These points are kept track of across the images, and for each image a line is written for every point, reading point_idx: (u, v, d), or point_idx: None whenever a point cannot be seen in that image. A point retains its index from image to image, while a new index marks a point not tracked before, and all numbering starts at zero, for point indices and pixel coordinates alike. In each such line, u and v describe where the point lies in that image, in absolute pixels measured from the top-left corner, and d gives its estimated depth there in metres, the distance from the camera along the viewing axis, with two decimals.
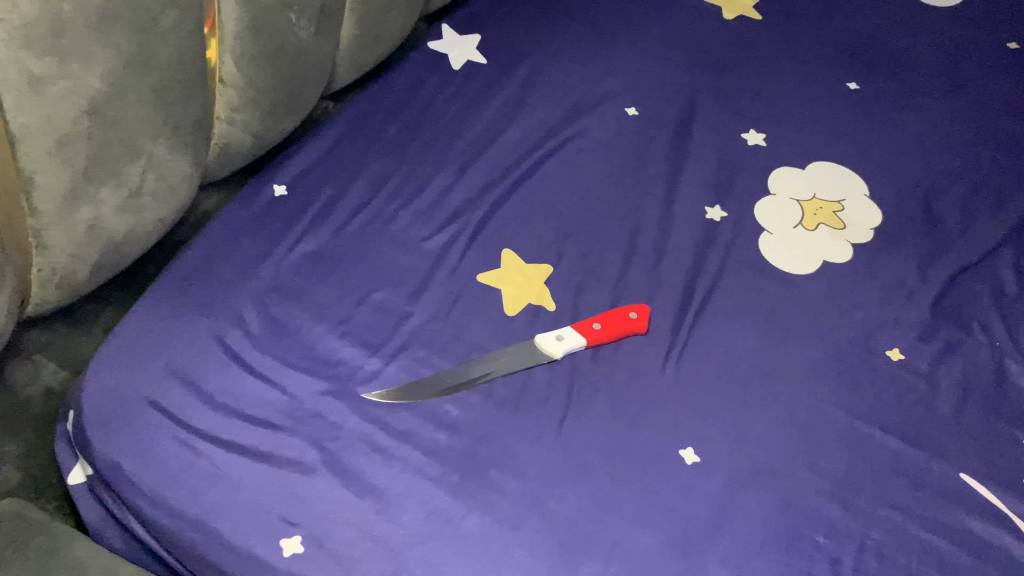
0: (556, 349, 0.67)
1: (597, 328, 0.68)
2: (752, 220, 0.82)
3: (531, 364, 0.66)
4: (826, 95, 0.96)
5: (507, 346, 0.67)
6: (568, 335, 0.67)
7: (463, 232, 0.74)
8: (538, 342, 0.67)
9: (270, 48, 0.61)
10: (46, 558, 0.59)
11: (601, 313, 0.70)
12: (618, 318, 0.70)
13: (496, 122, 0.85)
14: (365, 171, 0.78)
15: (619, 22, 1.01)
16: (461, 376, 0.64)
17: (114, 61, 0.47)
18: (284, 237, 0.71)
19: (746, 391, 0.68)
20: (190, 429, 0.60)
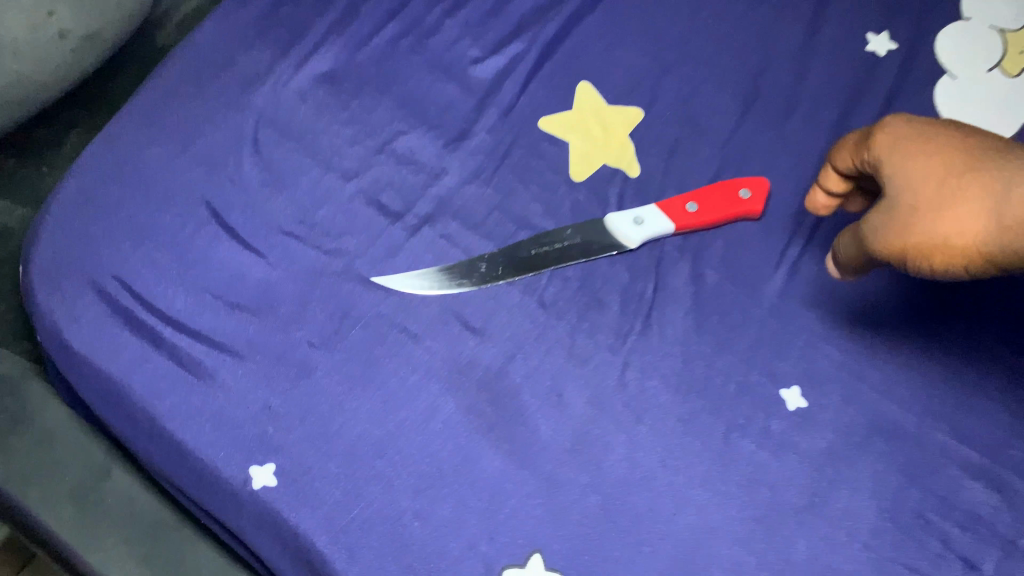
0: (631, 237, 0.50)
1: (691, 211, 0.51)
2: (930, 57, 0.59)
3: (595, 254, 0.50)
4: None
5: (568, 227, 0.51)
6: (650, 218, 0.51)
7: (524, 58, 0.57)
8: (609, 224, 0.51)
9: None
10: (13, 426, 0.52)
11: (699, 188, 0.52)
12: (723, 197, 0.52)
13: None
14: None
15: None
16: (500, 265, 0.49)
17: None
18: (291, 50, 0.55)
19: (881, 312, 0.50)
20: (151, 309, 0.47)
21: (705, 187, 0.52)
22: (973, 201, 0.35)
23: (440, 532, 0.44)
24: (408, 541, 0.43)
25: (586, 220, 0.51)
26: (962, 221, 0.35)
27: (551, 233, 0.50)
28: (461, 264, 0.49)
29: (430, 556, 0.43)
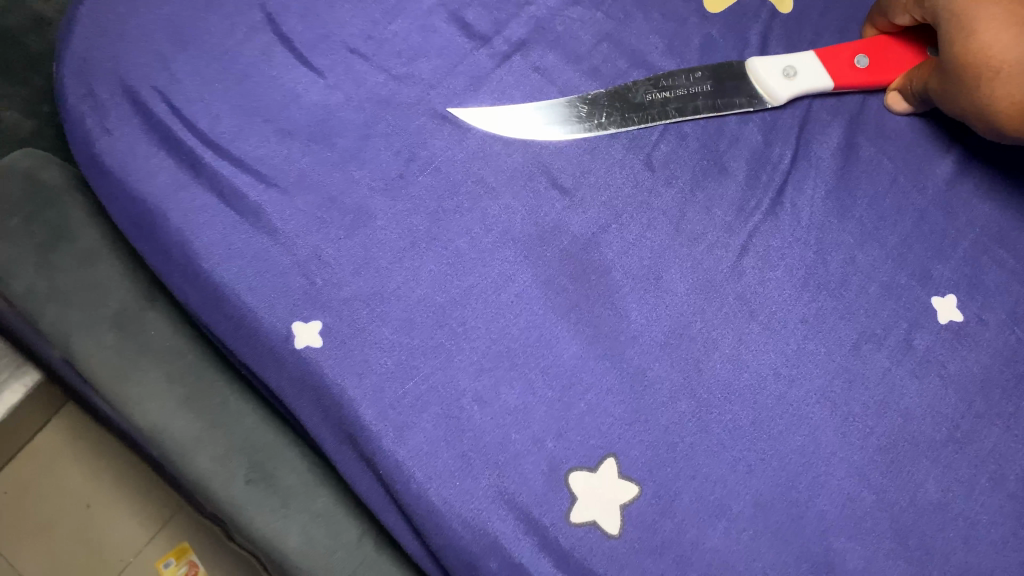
0: (776, 91, 0.43)
1: (861, 67, 0.44)
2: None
3: (723, 108, 0.43)
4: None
5: (696, 72, 0.43)
6: (806, 71, 0.43)
7: None
8: (755, 73, 0.43)
9: None
10: (52, 239, 0.47)
11: (866, 39, 0.45)
12: (899, 55, 0.44)
13: None
14: None
15: None
16: (609, 112, 0.42)
17: None
18: None
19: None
20: (191, 127, 0.40)
21: (877, 40, 0.45)
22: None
23: (503, 421, 0.37)
24: (466, 426, 0.37)
25: (720, 66, 0.44)
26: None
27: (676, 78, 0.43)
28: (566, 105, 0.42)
29: (490, 447, 0.37)
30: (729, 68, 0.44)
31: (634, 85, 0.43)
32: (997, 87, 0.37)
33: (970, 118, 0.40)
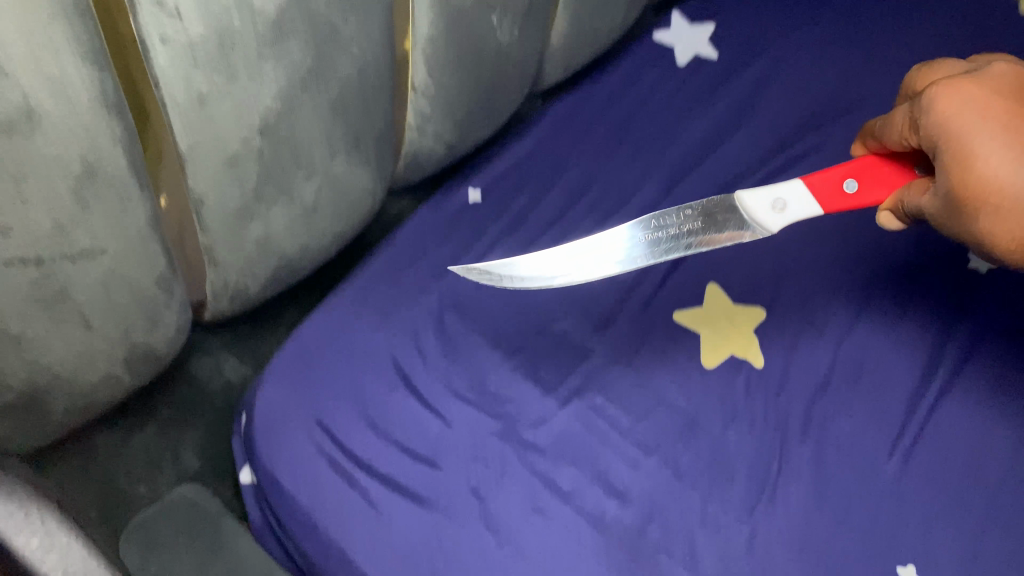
0: (768, 224, 0.50)
1: (851, 191, 0.49)
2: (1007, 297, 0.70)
3: (709, 239, 0.51)
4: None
5: (688, 210, 0.53)
6: (796, 203, 0.50)
7: (663, 260, 0.66)
8: (750, 207, 0.51)
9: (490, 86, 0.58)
10: (212, 551, 0.54)
11: (853, 162, 0.51)
12: (882, 173, 0.50)
13: (719, 128, 0.76)
14: (565, 178, 0.70)
15: (888, 18, 0.86)
16: (608, 258, 0.52)
17: (291, 79, 0.42)
18: (473, 246, 0.66)
19: (959, 497, 0.61)
20: (351, 455, 0.56)
21: (857, 162, 0.50)
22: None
23: None
24: None
25: (710, 204, 0.52)
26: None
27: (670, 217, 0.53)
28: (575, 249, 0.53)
29: None
30: (715, 203, 0.52)
31: (631, 229, 0.52)
32: (994, 210, 0.43)
33: (959, 237, 0.46)
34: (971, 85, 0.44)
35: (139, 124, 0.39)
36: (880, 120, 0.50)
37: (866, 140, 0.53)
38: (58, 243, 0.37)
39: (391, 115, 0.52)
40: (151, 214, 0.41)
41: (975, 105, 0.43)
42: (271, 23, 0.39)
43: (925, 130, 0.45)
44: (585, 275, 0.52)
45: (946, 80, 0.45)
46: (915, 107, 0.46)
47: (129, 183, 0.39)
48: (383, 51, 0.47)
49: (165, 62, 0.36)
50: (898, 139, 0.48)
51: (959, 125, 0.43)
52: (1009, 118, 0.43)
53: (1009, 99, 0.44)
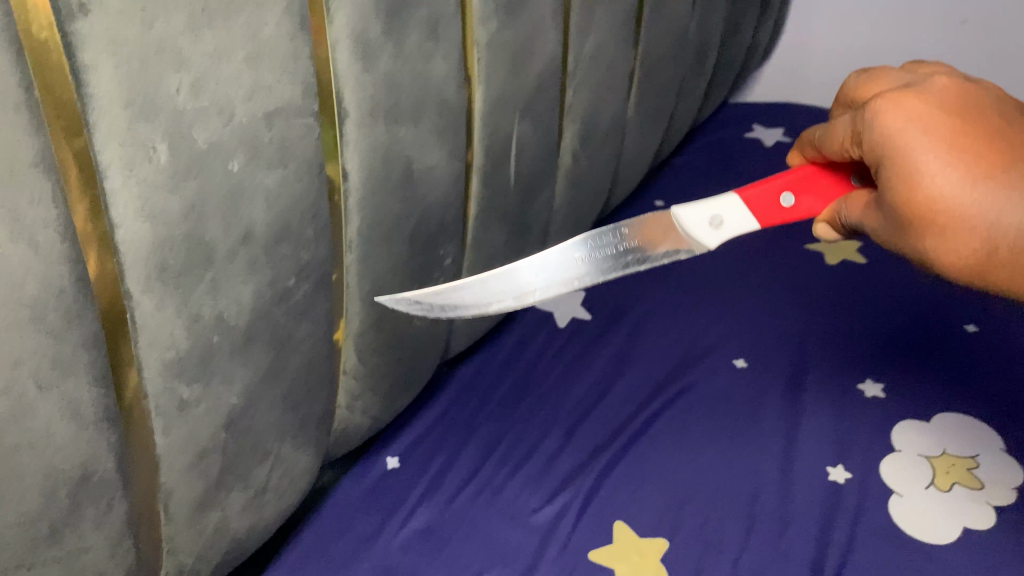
0: (709, 240, 0.62)
1: (785, 204, 0.62)
2: (877, 503, 0.75)
3: (650, 260, 0.62)
4: (939, 349, 0.91)
5: (622, 229, 0.62)
6: (732, 222, 0.62)
7: (573, 504, 0.72)
8: (689, 224, 0.62)
9: (405, 374, 0.66)
10: None
11: (790, 176, 0.62)
12: (816, 179, 0.62)
13: (604, 380, 0.85)
14: (475, 437, 0.78)
15: (725, 271, 1.03)
16: (547, 282, 0.59)
17: (253, 378, 0.49)
18: (395, 514, 0.71)
19: None
20: None
21: (795, 174, 0.62)
22: (967, 231, 0.51)
23: None
24: None
25: (640, 223, 0.62)
26: (967, 246, 0.52)
27: (607, 238, 0.61)
28: (516, 271, 0.59)
29: None
30: (651, 223, 0.63)
31: (579, 255, 0.60)
32: (938, 226, 0.52)
33: (906, 243, 0.55)
34: (915, 104, 0.53)
35: (134, 443, 0.44)
36: (824, 126, 0.59)
37: (803, 150, 0.63)
38: (49, 548, 0.41)
39: (330, 399, 0.59)
40: (128, 511, 0.45)
41: (921, 124, 0.52)
42: (241, 335, 0.47)
43: (876, 143, 0.53)
44: (522, 298, 0.58)
45: (891, 95, 0.54)
46: (862, 120, 0.55)
47: (115, 481, 0.43)
48: (326, 348, 0.55)
49: (160, 358, 0.43)
50: (848, 145, 0.57)
51: (908, 144, 0.52)
52: (951, 137, 0.51)
53: (949, 118, 0.52)
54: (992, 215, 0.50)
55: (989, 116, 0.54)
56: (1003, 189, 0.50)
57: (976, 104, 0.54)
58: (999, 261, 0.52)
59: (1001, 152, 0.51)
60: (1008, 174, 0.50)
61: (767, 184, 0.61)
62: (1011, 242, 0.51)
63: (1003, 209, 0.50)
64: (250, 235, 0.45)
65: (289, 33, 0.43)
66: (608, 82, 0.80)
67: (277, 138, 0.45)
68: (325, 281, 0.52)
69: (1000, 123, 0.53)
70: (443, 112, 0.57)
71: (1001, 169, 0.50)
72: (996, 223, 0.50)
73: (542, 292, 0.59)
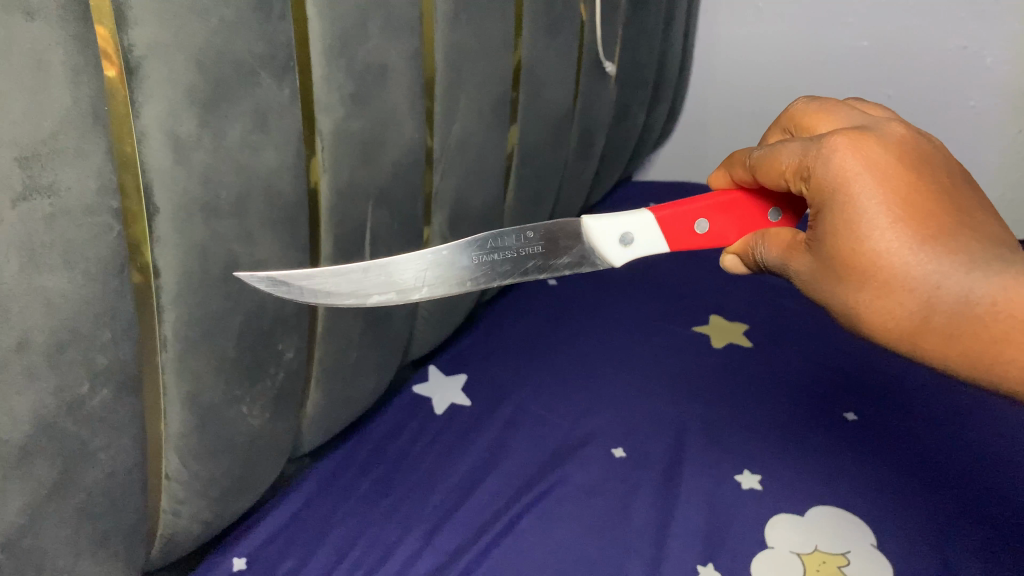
0: (615, 257, 0.66)
1: (698, 230, 0.64)
2: None
3: (551, 269, 0.65)
4: (814, 437, 0.91)
5: (531, 234, 0.64)
6: (641, 242, 0.66)
7: None
8: (598, 238, 0.66)
9: (242, 476, 0.63)
10: None
11: (713, 199, 0.64)
12: (740, 204, 0.63)
13: (475, 473, 0.83)
14: (329, 539, 0.74)
15: (608, 355, 1.02)
16: (435, 280, 0.62)
17: (34, 494, 0.44)
18: None
19: None
20: None
21: (721, 197, 0.63)
22: (906, 292, 0.49)
23: None
24: None
25: (551, 230, 0.65)
26: (903, 308, 0.50)
27: (510, 239, 0.64)
28: (403, 265, 0.61)
29: None
30: (560, 231, 0.65)
31: (474, 256, 0.62)
32: (878, 280, 0.50)
33: (837, 290, 0.53)
34: (873, 147, 0.51)
35: None
36: (764, 149, 0.58)
37: (732, 169, 0.63)
38: None
39: (145, 507, 0.54)
40: None
41: (876, 172, 0.50)
42: (18, 450, 0.43)
43: (826, 182, 0.51)
44: (402, 293, 0.61)
45: (849, 133, 0.52)
46: (812, 153, 0.52)
47: None
48: (135, 455, 0.51)
49: None
50: (790, 176, 0.55)
51: (860, 189, 0.49)
52: (907, 190, 0.49)
53: (907, 168, 0.50)
54: (934, 280, 0.48)
55: (943, 175, 0.52)
56: (951, 256, 0.48)
57: (930, 156, 0.52)
58: (932, 330, 0.49)
59: (955, 217, 0.49)
60: (956, 240, 0.48)
61: (682, 210, 0.64)
62: (948, 312, 0.48)
63: (947, 275, 0.47)
64: (26, 343, 0.41)
65: (75, 130, 0.41)
66: (478, 169, 0.79)
67: (59, 239, 0.42)
68: (130, 384, 0.49)
69: (953, 183, 0.52)
70: (274, 203, 0.55)
71: (953, 235, 0.48)
72: (937, 290, 0.48)
73: (428, 290, 0.61)
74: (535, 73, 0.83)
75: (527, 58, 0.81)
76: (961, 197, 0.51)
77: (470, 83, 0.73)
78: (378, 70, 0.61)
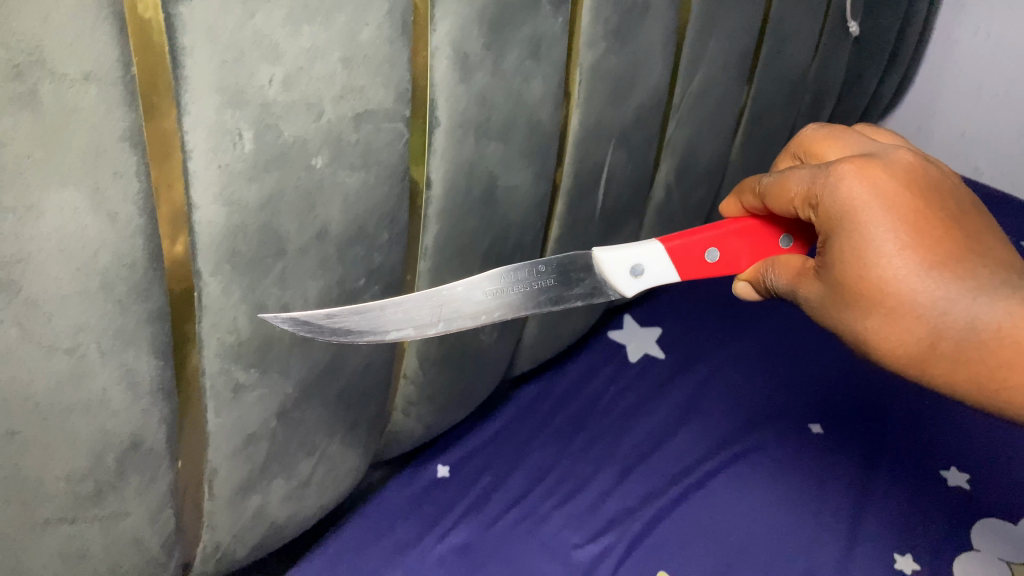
0: (624, 286, 0.56)
1: (709, 259, 0.56)
2: None
3: (565, 301, 0.55)
4: (973, 443, 0.84)
5: (543, 267, 0.55)
6: (652, 271, 0.57)
7: (617, 546, 0.70)
8: (607, 269, 0.56)
9: (463, 390, 0.66)
10: None
11: (724, 228, 0.55)
12: (755, 231, 0.55)
13: (668, 426, 0.83)
14: (526, 463, 0.77)
15: (810, 329, 0.99)
16: (453, 313, 0.52)
17: (308, 371, 0.50)
18: (436, 526, 0.71)
19: None
20: None
21: (734, 223, 0.55)
22: (913, 320, 0.43)
23: None
24: None
25: (565, 261, 0.56)
26: (911, 335, 0.43)
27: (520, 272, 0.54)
28: (421, 299, 0.51)
29: None
30: (570, 261, 0.56)
31: (490, 288, 0.53)
32: (885, 307, 0.44)
33: (843, 317, 0.47)
34: (881, 170, 0.44)
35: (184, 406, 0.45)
36: (772, 176, 0.51)
37: (741, 198, 0.55)
38: (92, 507, 0.42)
39: (384, 403, 0.59)
40: (171, 483, 0.46)
41: (886, 197, 0.43)
42: (302, 328, 0.47)
43: (831, 210, 0.45)
44: (421, 328, 0.51)
45: (855, 157, 0.45)
46: (817, 179, 0.46)
47: (163, 452, 0.44)
48: (387, 353, 0.55)
49: (217, 336, 0.43)
50: (797, 205, 0.48)
51: (866, 215, 0.43)
52: (916, 215, 0.43)
53: (915, 193, 0.44)
54: (940, 306, 0.42)
55: (952, 199, 0.45)
56: (958, 280, 0.42)
57: (941, 183, 0.46)
58: (942, 356, 0.43)
59: (964, 242, 0.43)
60: (967, 265, 0.42)
61: (695, 236, 0.56)
62: (957, 337, 0.42)
63: (956, 301, 0.42)
64: (324, 233, 0.45)
65: (389, 38, 0.43)
66: (711, 121, 0.78)
67: (363, 141, 0.45)
68: (393, 286, 0.53)
69: (964, 207, 0.45)
70: (533, 132, 0.57)
71: (960, 259, 0.42)
72: (945, 316, 0.42)
73: (447, 325, 0.52)
74: (781, 26, 0.80)
75: (776, 9, 0.78)
76: (969, 219, 0.44)
77: (719, 30, 0.72)
78: (641, 8, 0.61)
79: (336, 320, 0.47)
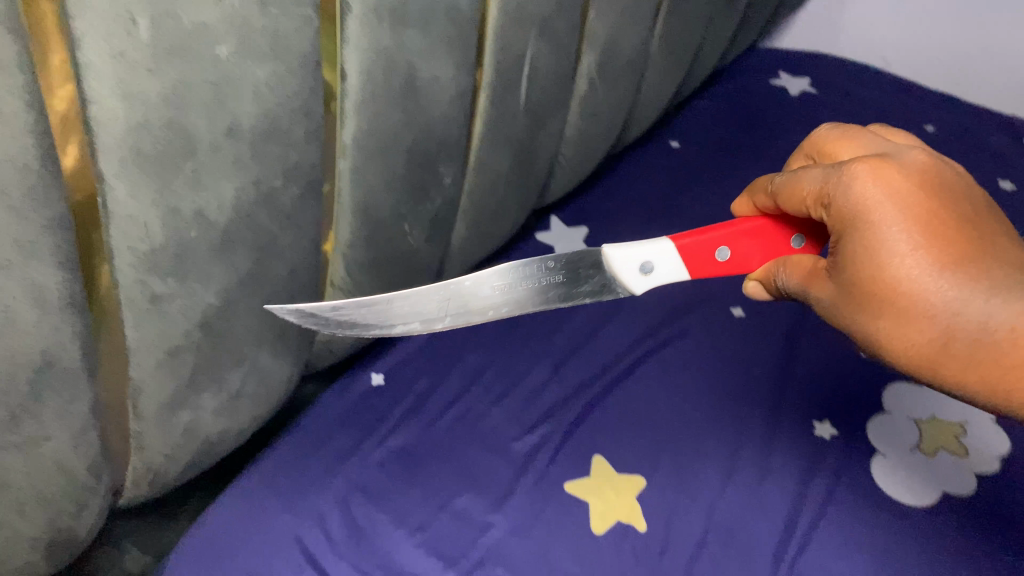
0: (634, 285, 0.54)
1: (719, 259, 0.54)
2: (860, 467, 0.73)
3: (571, 298, 0.54)
4: None
5: (552, 262, 0.54)
6: (663, 268, 0.54)
7: (553, 437, 0.71)
8: (618, 265, 0.54)
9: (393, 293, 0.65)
10: None
11: (736, 226, 0.53)
12: (768, 231, 0.53)
13: (598, 320, 0.83)
14: (462, 364, 0.77)
15: None
16: (455, 309, 0.52)
17: (230, 279, 0.47)
18: (374, 432, 0.70)
19: None
20: None
21: (745, 223, 0.53)
22: (925, 321, 0.43)
23: None
24: None
25: (572, 258, 0.54)
26: (922, 335, 0.43)
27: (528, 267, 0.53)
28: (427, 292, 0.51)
29: None
30: (578, 258, 0.54)
31: (495, 284, 0.52)
32: (896, 308, 0.43)
33: (854, 320, 0.46)
34: (894, 170, 0.44)
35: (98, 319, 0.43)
36: (784, 174, 0.50)
37: (754, 196, 0.54)
38: (8, 432, 0.40)
39: None
40: (92, 402, 0.44)
41: (898, 197, 0.43)
42: (220, 234, 0.45)
43: (845, 209, 0.44)
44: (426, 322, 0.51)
45: (869, 157, 0.45)
46: (830, 178, 0.45)
47: (80, 370, 0.42)
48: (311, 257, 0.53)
49: (128, 245, 0.41)
50: (808, 205, 0.47)
51: (879, 215, 0.43)
52: (929, 216, 0.43)
53: (929, 194, 0.44)
54: (954, 306, 0.42)
55: (966, 203, 0.45)
56: (972, 281, 0.41)
57: (957, 187, 0.45)
58: (952, 357, 0.43)
59: (979, 246, 0.43)
60: (980, 266, 0.42)
61: (706, 235, 0.53)
62: (970, 339, 0.42)
63: (969, 302, 0.41)
64: (236, 129, 0.42)
65: None
66: (632, 8, 0.76)
67: (271, 27, 0.41)
68: (314, 187, 0.50)
69: (979, 212, 0.45)
70: (453, 18, 0.54)
71: (973, 261, 0.42)
72: (958, 316, 0.42)
73: (451, 320, 0.52)
74: None
75: None
76: (984, 225, 0.44)
77: None
78: None
79: (339, 310, 0.50)
